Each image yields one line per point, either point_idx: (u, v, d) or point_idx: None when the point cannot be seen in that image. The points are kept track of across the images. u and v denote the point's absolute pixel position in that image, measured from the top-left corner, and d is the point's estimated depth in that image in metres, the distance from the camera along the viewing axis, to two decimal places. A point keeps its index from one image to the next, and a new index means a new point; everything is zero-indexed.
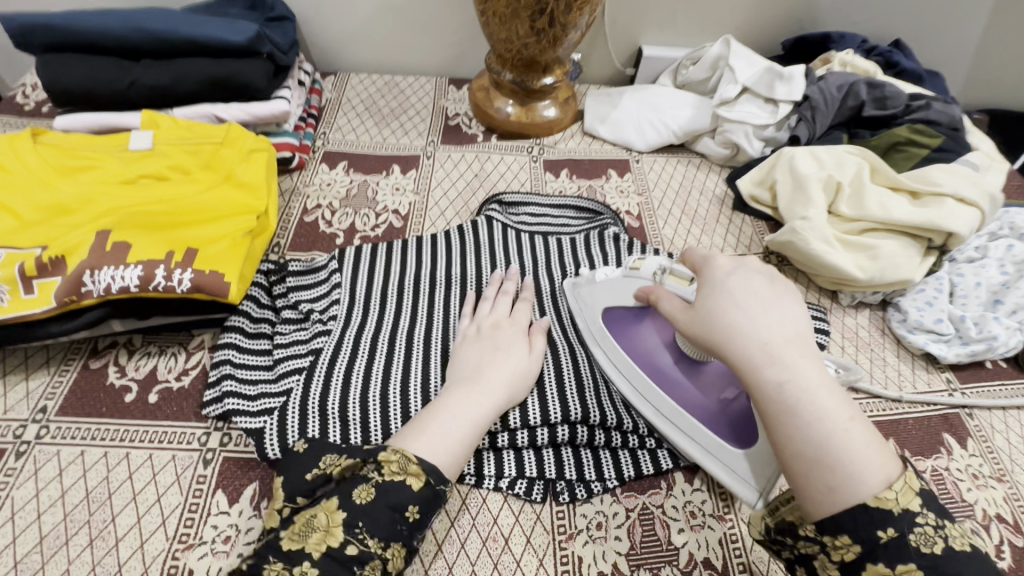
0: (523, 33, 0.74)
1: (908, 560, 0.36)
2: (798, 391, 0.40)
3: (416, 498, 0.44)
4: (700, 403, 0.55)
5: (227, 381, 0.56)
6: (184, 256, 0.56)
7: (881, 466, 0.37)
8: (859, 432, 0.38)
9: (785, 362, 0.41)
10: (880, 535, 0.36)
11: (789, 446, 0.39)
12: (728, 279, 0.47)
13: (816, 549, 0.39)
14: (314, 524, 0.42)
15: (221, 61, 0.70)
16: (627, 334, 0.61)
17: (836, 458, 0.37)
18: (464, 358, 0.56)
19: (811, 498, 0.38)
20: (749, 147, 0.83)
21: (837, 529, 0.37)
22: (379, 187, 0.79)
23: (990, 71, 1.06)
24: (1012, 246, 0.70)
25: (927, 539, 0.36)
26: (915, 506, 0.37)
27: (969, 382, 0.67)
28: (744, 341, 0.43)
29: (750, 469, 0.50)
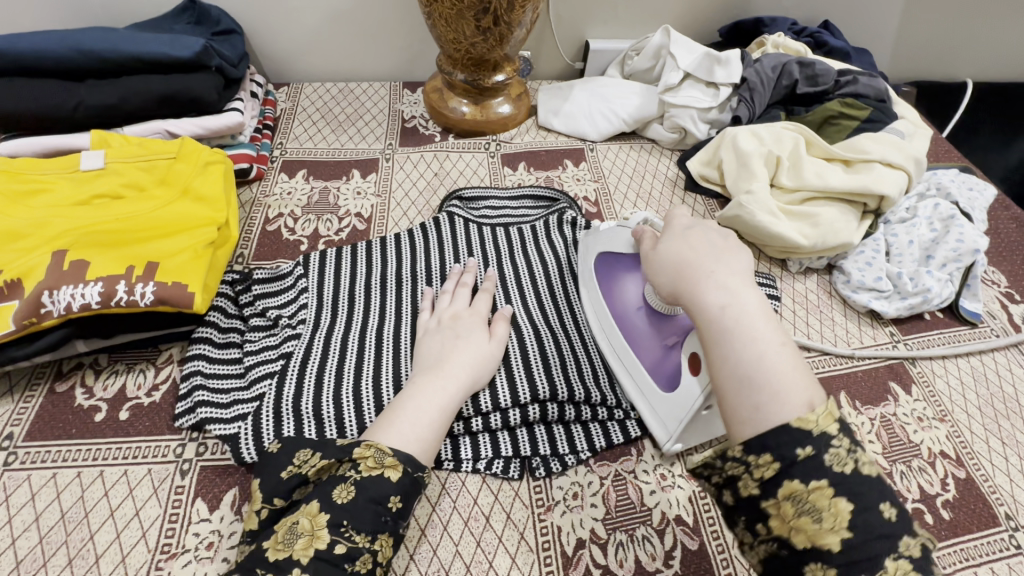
0: (470, 33, 0.76)
1: (820, 478, 0.38)
2: (735, 316, 0.45)
3: (395, 488, 0.45)
4: (647, 346, 0.58)
5: (199, 391, 0.56)
6: (145, 270, 0.56)
7: (806, 390, 0.41)
8: (789, 358, 0.42)
9: (728, 292, 0.46)
10: (798, 452, 0.39)
11: (722, 367, 0.44)
12: (688, 231, 0.53)
13: (741, 470, 0.41)
14: (297, 530, 0.43)
15: (168, 77, 0.70)
16: (611, 276, 0.64)
17: (762, 378, 0.42)
18: (427, 348, 0.57)
19: (742, 419, 0.42)
20: (695, 130, 0.87)
21: (761, 447, 0.40)
22: (341, 192, 0.80)
23: (912, 46, 1.13)
24: (938, 204, 0.76)
25: (840, 459, 0.38)
26: (834, 431, 0.39)
27: (910, 334, 0.72)
28: (692, 274, 0.49)
29: (665, 418, 0.56)
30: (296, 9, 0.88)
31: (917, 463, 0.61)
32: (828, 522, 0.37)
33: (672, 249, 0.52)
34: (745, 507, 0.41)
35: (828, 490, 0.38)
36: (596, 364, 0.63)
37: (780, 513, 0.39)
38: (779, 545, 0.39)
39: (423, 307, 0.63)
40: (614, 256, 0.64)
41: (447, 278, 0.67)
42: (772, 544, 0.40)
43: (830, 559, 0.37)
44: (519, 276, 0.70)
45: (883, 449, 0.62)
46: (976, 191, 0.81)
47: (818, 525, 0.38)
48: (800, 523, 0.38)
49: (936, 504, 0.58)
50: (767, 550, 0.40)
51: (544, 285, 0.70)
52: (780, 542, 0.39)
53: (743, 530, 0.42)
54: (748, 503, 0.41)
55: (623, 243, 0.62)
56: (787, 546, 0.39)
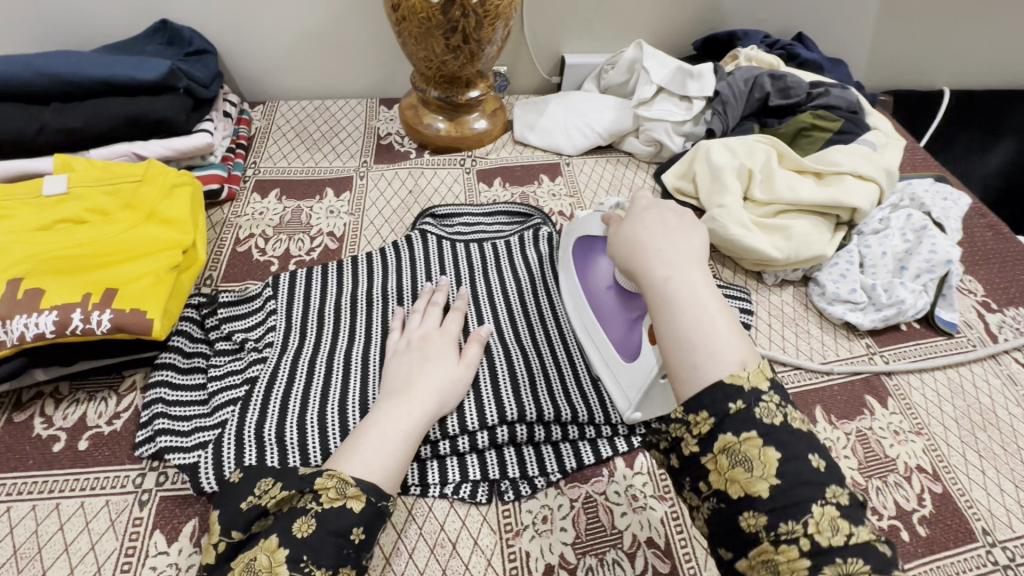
0: (439, 51, 0.76)
1: (750, 429, 0.40)
2: (678, 285, 0.47)
3: (359, 519, 0.44)
4: (615, 322, 0.60)
5: (159, 419, 0.55)
6: (103, 297, 0.55)
7: (739, 351, 0.43)
8: (726, 322, 0.45)
9: (673, 265, 0.48)
10: (730, 407, 0.41)
11: (664, 332, 0.46)
12: (645, 208, 0.55)
13: (682, 429, 0.42)
14: (254, 566, 0.41)
15: (135, 99, 0.70)
16: (587, 258, 0.66)
17: (699, 340, 0.44)
18: (394, 371, 0.56)
19: (680, 380, 0.44)
20: (670, 143, 0.87)
21: (697, 405, 0.42)
22: (313, 211, 0.79)
23: (887, 56, 1.14)
24: (910, 215, 0.76)
25: (769, 413, 0.41)
26: (764, 388, 0.41)
27: (887, 346, 0.72)
28: (643, 249, 0.51)
29: (626, 389, 0.57)
30: (270, 28, 0.88)
31: (892, 478, 0.60)
32: (759, 470, 0.39)
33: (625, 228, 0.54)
34: (688, 467, 0.42)
35: (757, 441, 0.40)
36: (565, 372, 0.63)
37: (718, 467, 0.40)
38: (718, 499, 0.40)
39: (393, 327, 0.62)
40: (590, 239, 0.66)
41: (418, 298, 0.66)
42: (713, 499, 0.41)
43: (760, 505, 0.39)
44: (492, 293, 0.70)
45: (859, 464, 0.61)
46: (951, 200, 0.81)
47: (750, 474, 0.39)
48: (734, 475, 0.40)
49: (912, 521, 0.57)
50: (711, 508, 0.41)
51: (516, 300, 0.69)
52: (719, 498, 0.41)
53: (689, 494, 0.42)
54: (691, 462, 0.42)
55: (596, 225, 0.64)
56: (726, 500, 0.40)
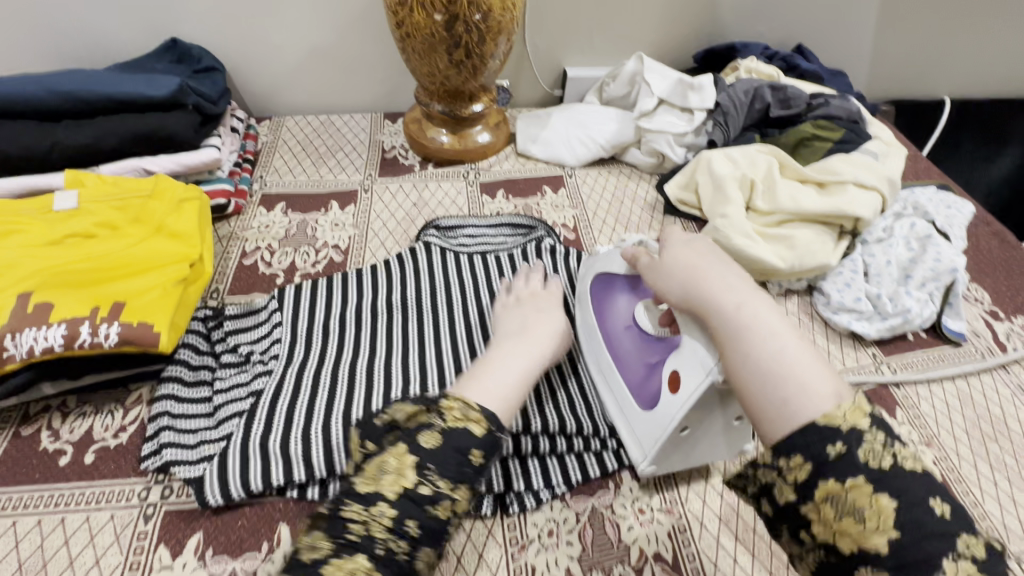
0: (443, 65, 0.77)
1: (857, 475, 0.37)
2: (752, 314, 0.45)
3: (478, 442, 0.45)
4: (632, 366, 0.59)
5: (165, 432, 0.55)
6: (111, 310, 0.55)
7: (829, 384, 0.41)
8: (806, 352, 0.43)
9: (739, 293, 0.47)
10: (830, 450, 0.37)
11: (746, 365, 0.44)
12: (692, 242, 0.54)
13: (774, 476, 0.40)
14: (387, 467, 0.43)
15: (144, 116, 0.71)
16: (605, 294, 0.64)
17: (787, 373, 0.42)
18: (507, 321, 0.61)
19: (770, 417, 0.41)
20: (672, 154, 0.87)
21: (790, 449, 0.39)
22: (318, 224, 0.80)
23: (888, 68, 1.15)
24: (914, 224, 0.76)
25: (875, 454, 0.37)
26: (865, 425, 0.38)
27: (893, 355, 0.71)
28: (704, 279, 0.49)
29: (643, 439, 0.55)
30: (277, 46, 0.90)
31: None
32: (872, 523, 0.36)
33: (680, 257, 0.52)
34: (787, 515, 0.39)
35: (866, 488, 0.36)
36: (571, 386, 0.63)
37: (821, 517, 0.37)
38: (827, 551, 0.37)
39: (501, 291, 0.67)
40: (609, 275, 0.64)
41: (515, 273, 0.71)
42: (820, 552, 0.38)
43: (880, 563, 0.35)
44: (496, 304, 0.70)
45: None
46: (954, 209, 0.81)
47: (862, 526, 0.36)
48: (843, 526, 0.36)
49: None
50: (817, 559, 0.38)
51: None
52: (828, 550, 0.37)
53: (789, 541, 0.40)
54: (788, 510, 0.39)
55: (618, 263, 0.62)
56: (834, 553, 0.37)
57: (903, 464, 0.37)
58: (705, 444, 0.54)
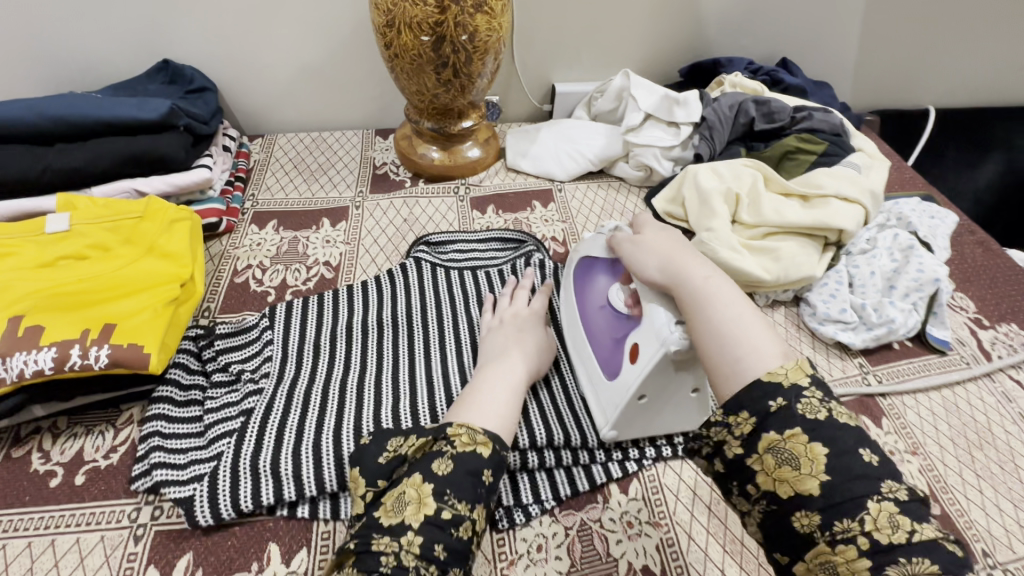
0: (432, 85, 0.78)
1: (794, 426, 0.42)
2: (718, 287, 0.51)
3: (488, 463, 0.49)
4: (601, 340, 0.62)
5: (155, 453, 0.55)
6: (101, 332, 0.56)
7: (774, 348, 0.47)
8: (759, 322, 0.49)
9: (705, 271, 0.53)
10: (771, 404, 0.43)
11: (707, 328, 0.49)
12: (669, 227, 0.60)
13: (725, 433, 0.44)
14: (406, 498, 0.46)
15: (136, 138, 0.72)
16: (587, 275, 0.66)
17: (742, 336, 0.47)
18: (491, 344, 0.62)
19: (726, 372, 0.46)
20: (659, 168, 0.89)
21: (738, 405, 0.44)
22: (310, 241, 0.81)
23: (871, 79, 1.17)
24: (897, 235, 0.77)
25: (811, 408, 0.42)
26: (805, 383, 0.43)
27: (880, 365, 0.72)
28: (679, 255, 0.55)
29: (605, 406, 0.59)
30: (269, 66, 0.91)
31: None
32: (807, 468, 0.40)
33: (656, 238, 0.58)
34: (735, 471, 0.44)
35: (801, 437, 0.41)
36: (557, 396, 0.64)
37: (765, 467, 0.42)
38: (769, 501, 0.42)
39: (487, 308, 0.69)
40: (591, 258, 0.66)
41: (505, 286, 0.72)
42: (763, 502, 0.42)
43: (812, 504, 0.40)
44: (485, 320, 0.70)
45: None
46: (937, 219, 0.82)
47: (797, 472, 0.41)
48: (782, 473, 0.41)
49: None
50: (762, 510, 0.42)
51: None
52: (769, 500, 0.42)
53: (739, 499, 0.44)
54: (736, 466, 0.44)
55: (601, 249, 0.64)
56: (775, 500, 0.41)
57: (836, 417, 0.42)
58: (660, 413, 0.58)
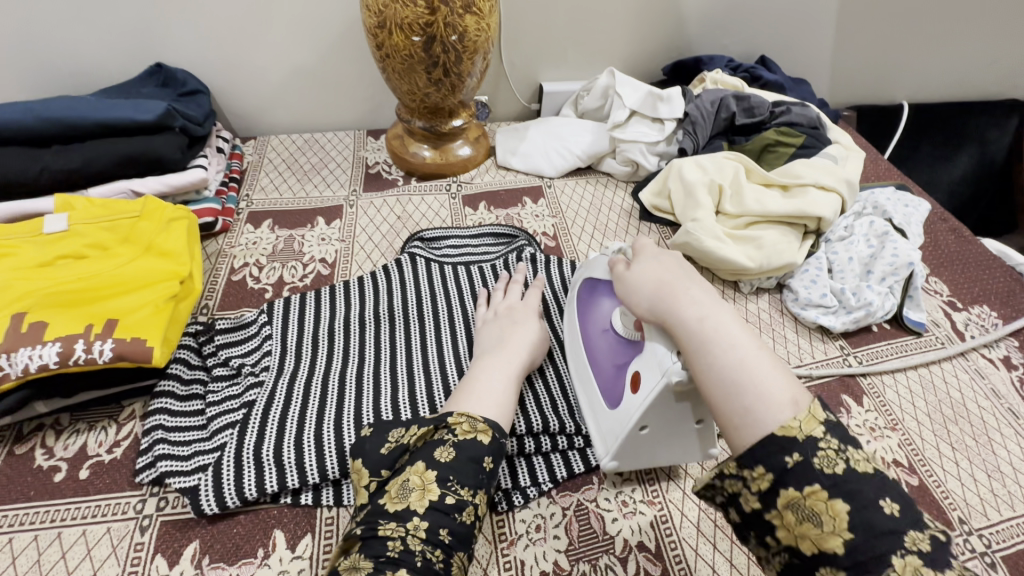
0: (423, 84, 0.80)
1: (814, 482, 0.40)
2: (715, 326, 0.48)
3: (488, 450, 0.51)
4: (603, 367, 0.61)
5: (159, 445, 0.56)
6: (104, 327, 0.57)
7: (785, 391, 0.44)
8: (767, 363, 0.46)
9: (702, 307, 0.50)
10: (788, 460, 0.41)
11: (711, 376, 0.47)
12: (661, 255, 0.57)
13: (739, 486, 0.43)
14: (409, 485, 0.48)
15: (132, 139, 0.73)
16: (591, 298, 0.66)
17: (747, 382, 0.45)
18: (488, 335, 0.64)
19: (737, 425, 0.44)
20: (645, 163, 0.91)
21: (752, 460, 0.42)
22: (305, 239, 0.82)
23: (847, 76, 1.21)
24: (873, 222, 0.80)
25: (829, 461, 0.40)
26: (819, 434, 0.41)
27: (859, 346, 0.75)
28: (672, 291, 0.52)
29: (605, 437, 0.58)
30: (260, 68, 0.92)
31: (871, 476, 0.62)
32: (829, 525, 0.39)
33: (647, 272, 0.56)
34: (753, 522, 0.43)
35: (822, 494, 0.39)
36: (551, 385, 0.66)
37: (785, 522, 0.41)
38: (790, 554, 0.41)
39: (481, 302, 0.71)
40: (595, 281, 0.66)
41: (499, 279, 0.74)
42: (784, 555, 0.41)
43: (837, 561, 0.38)
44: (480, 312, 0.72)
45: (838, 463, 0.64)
46: (912, 206, 0.86)
47: (820, 529, 0.39)
48: (803, 529, 0.40)
49: None
50: (783, 562, 0.41)
51: None
52: (791, 552, 0.41)
53: (756, 545, 0.43)
54: (753, 516, 0.43)
55: (603, 270, 0.64)
56: (798, 555, 0.40)
57: (853, 467, 0.40)
58: (664, 445, 0.56)
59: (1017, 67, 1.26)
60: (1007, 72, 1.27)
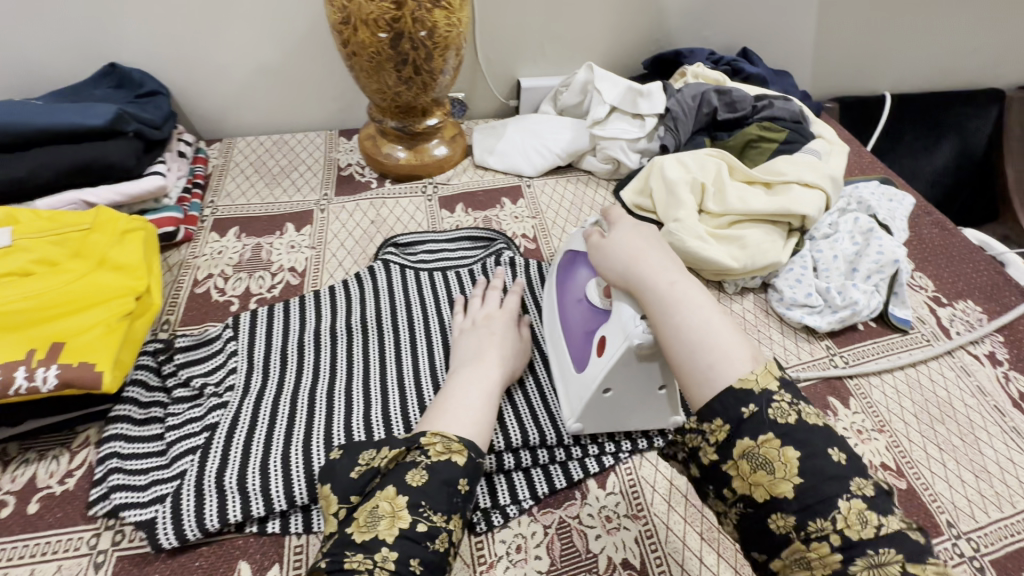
0: (393, 82, 0.77)
1: (765, 431, 0.41)
2: (683, 290, 0.49)
3: (463, 471, 0.48)
4: (572, 333, 0.61)
5: (114, 475, 0.53)
6: (48, 352, 0.53)
7: (744, 352, 0.45)
8: (728, 326, 0.47)
9: (672, 273, 0.51)
10: (743, 412, 0.42)
11: (676, 336, 0.47)
12: (633, 223, 0.57)
13: (699, 439, 0.44)
14: (378, 512, 0.45)
15: (81, 146, 0.69)
16: (568, 265, 0.65)
17: (711, 343, 0.46)
18: (464, 346, 0.62)
19: (697, 382, 0.45)
20: (626, 160, 0.89)
21: (711, 413, 0.43)
22: (273, 247, 0.78)
23: (831, 67, 1.20)
24: (857, 219, 0.79)
25: (781, 411, 0.42)
26: (774, 387, 0.43)
27: (846, 346, 0.74)
28: (644, 256, 0.53)
29: (571, 399, 0.58)
30: (223, 67, 0.88)
31: None
32: (780, 472, 0.40)
33: (620, 239, 0.56)
34: (711, 475, 0.44)
35: (774, 442, 0.41)
36: (531, 394, 0.63)
37: (740, 472, 0.42)
38: (746, 504, 0.42)
39: (457, 310, 0.68)
40: (574, 251, 0.65)
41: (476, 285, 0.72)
42: (740, 505, 0.42)
43: (787, 506, 0.40)
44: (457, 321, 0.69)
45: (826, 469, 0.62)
46: (896, 201, 0.85)
47: (772, 476, 0.40)
48: (757, 478, 0.41)
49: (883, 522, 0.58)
50: (739, 513, 0.42)
51: None
52: (746, 503, 0.42)
53: (715, 500, 0.44)
54: (711, 470, 0.44)
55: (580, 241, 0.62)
56: (752, 504, 0.41)
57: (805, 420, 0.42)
58: (629, 409, 0.57)
59: (999, 56, 1.25)
60: (989, 62, 1.26)
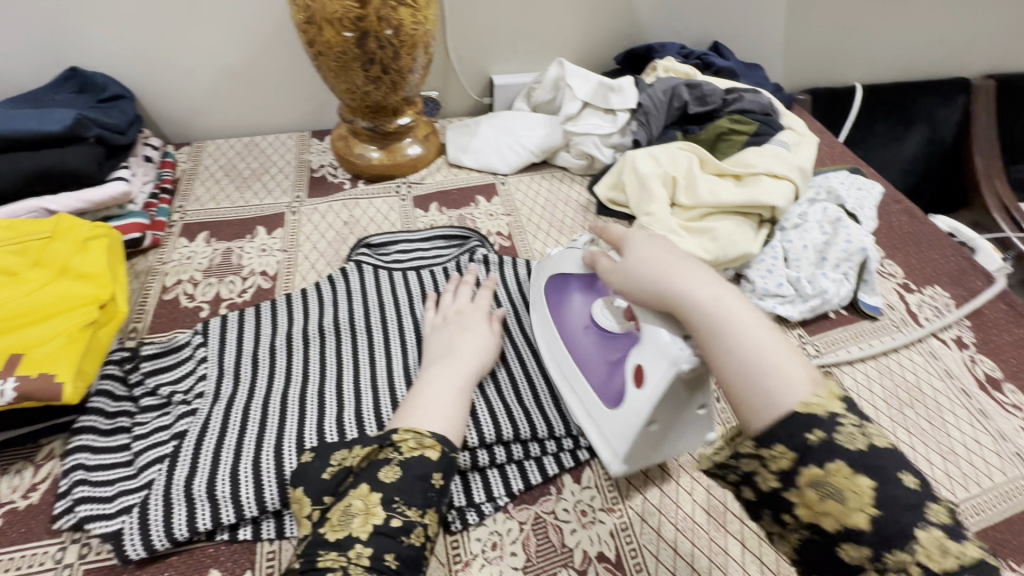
0: (361, 82, 0.76)
1: (836, 459, 0.37)
2: (727, 306, 0.45)
3: (436, 466, 0.48)
4: (593, 366, 0.59)
5: (79, 487, 0.52)
6: (6, 363, 0.52)
7: (802, 370, 0.41)
8: (779, 341, 0.43)
9: (710, 287, 0.46)
10: (810, 438, 0.38)
11: (726, 358, 0.43)
12: (653, 236, 0.53)
13: (756, 465, 0.40)
14: (351, 510, 0.45)
15: (41, 153, 0.68)
16: (561, 294, 0.65)
17: (767, 363, 0.42)
18: (436, 345, 0.61)
19: (756, 409, 0.41)
20: (600, 156, 0.90)
21: (771, 439, 0.39)
22: (244, 251, 0.77)
23: (801, 59, 1.21)
24: (826, 208, 0.80)
25: (851, 437, 0.38)
26: (840, 409, 0.39)
27: (817, 334, 0.75)
28: (675, 271, 0.48)
29: (610, 438, 0.55)
30: (188, 69, 0.87)
31: None
32: (853, 501, 0.37)
33: (644, 253, 0.51)
34: (769, 501, 0.40)
35: (846, 471, 0.37)
36: (503, 387, 0.63)
37: (805, 500, 0.38)
38: (811, 531, 0.38)
39: (429, 307, 0.67)
40: (563, 277, 0.65)
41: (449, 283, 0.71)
42: (803, 531, 0.39)
43: (862, 538, 0.36)
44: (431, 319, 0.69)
45: None
46: (864, 190, 0.86)
47: (844, 506, 0.37)
48: (826, 507, 0.37)
49: None
50: (802, 539, 0.39)
51: None
52: (811, 530, 0.38)
53: (770, 523, 0.41)
54: (770, 496, 0.40)
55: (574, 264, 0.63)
56: (818, 531, 0.38)
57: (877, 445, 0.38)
58: (670, 439, 0.54)
59: (966, 44, 1.27)
60: (957, 50, 1.28)
